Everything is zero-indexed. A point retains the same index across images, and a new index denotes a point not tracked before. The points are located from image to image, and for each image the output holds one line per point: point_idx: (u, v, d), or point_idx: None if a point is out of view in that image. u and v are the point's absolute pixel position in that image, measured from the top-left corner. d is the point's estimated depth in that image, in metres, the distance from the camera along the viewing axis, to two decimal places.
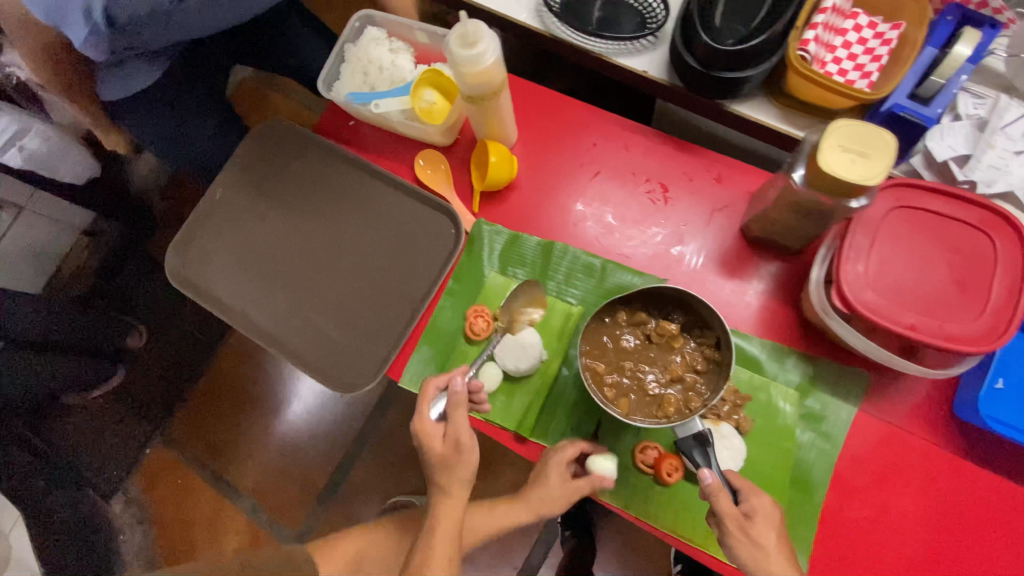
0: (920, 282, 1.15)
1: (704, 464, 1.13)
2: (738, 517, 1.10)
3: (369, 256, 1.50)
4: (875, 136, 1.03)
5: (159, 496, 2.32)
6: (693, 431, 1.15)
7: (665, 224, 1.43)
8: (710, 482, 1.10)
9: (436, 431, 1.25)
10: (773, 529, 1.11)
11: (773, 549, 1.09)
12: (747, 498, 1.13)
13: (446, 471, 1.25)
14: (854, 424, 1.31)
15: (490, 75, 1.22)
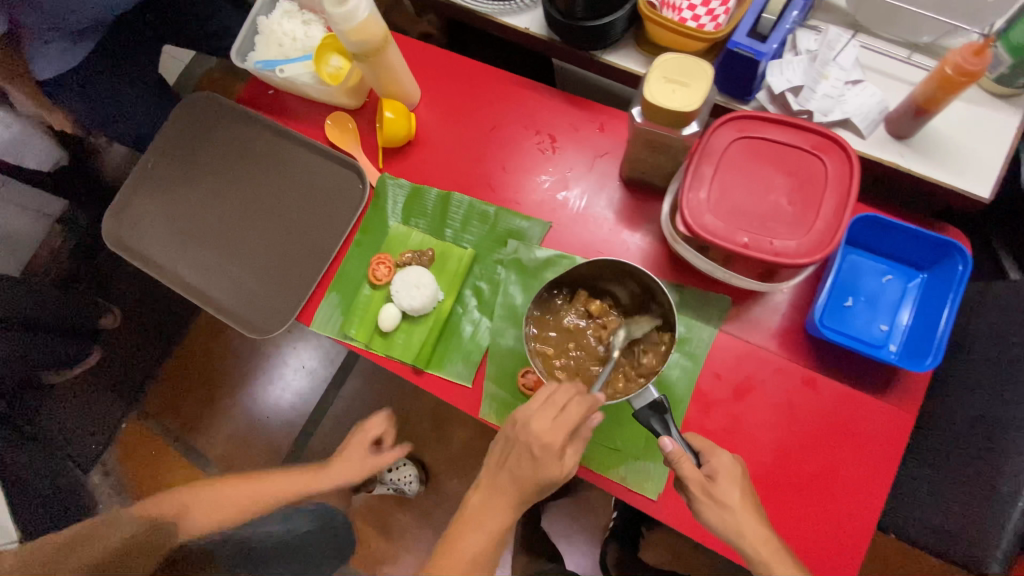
0: (754, 203, 0.72)
1: (665, 433, 0.69)
2: (701, 481, 0.68)
3: (251, 216, 1.00)
4: (694, 68, 0.67)
5: (137, 472, 1.74)
6: (648, 402, 0.70)
7: (553, 171, 0.93)
8: (670, 449, 0.67)
9: (568, 426, 0.68)
10: (740, 488, 0.69)
11: (750, 521, 0.68)
12: (709, 459, 0.70)
13: (528, 466, 0.71)
14: (711, 359, 0.80)
15: (371, 33, 0.81)
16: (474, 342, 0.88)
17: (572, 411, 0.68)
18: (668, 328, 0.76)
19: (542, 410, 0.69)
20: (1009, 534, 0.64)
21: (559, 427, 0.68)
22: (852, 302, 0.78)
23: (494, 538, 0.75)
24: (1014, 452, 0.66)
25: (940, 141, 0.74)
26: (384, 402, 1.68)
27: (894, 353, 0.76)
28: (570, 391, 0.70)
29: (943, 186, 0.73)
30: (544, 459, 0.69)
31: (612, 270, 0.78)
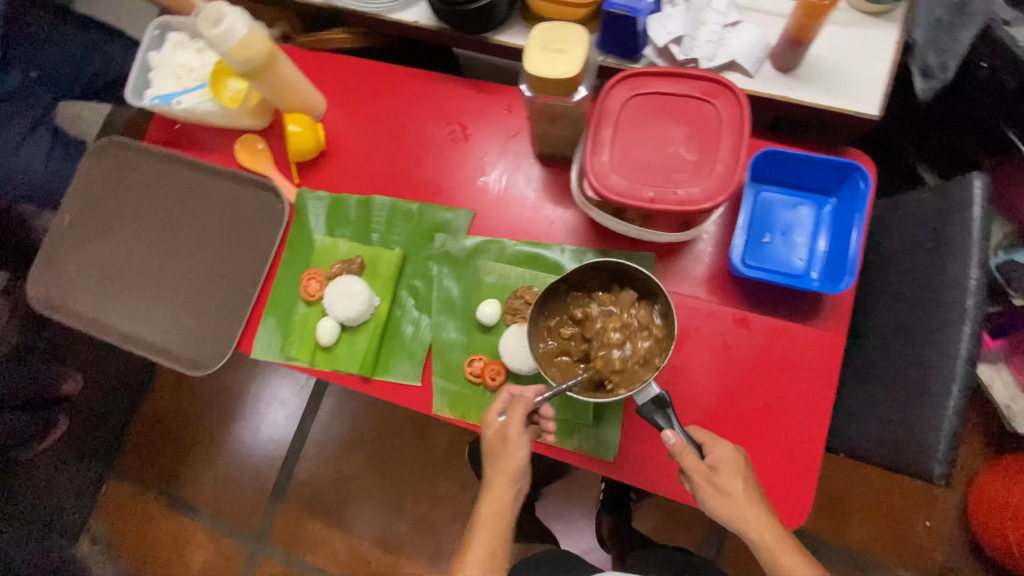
0: (658, 158, 0.73)
1: (665, 424, 0.71)
2: (704, 472, 0.68)
3: (179, 255, 0.99)
4: (569, 36, 0.68)
5: (124, 532, 1.69)
6: (651, 396, 0.71)
7: (468, 158, 0.93)
8: (673, 442, 0.68)
9: (517, 441, 0.75)
10: (741, 477, 0.69)
11: (752, 507, 0.68)
12: (711, 450, 0.70)
13: (496, 450, 0.76)
14: None
15: (257, 51, 0.80)
16: (417, 341, 0.87)
17: (515, 426, 0.75)
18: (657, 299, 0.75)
19: (497, 440, 0.76)
20: (946, 436, 0.63)
21: (514, 444, 0.75)
22: (771, 239, 0.80)
23: (492, 558, 0.74)
24: (939, 355, 0.66)
25: (824, 69, 0.76)
26: (361, 418, 1.64)
27: (816, 279, 0.77)
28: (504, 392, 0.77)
29: (832, 112, 0.75)
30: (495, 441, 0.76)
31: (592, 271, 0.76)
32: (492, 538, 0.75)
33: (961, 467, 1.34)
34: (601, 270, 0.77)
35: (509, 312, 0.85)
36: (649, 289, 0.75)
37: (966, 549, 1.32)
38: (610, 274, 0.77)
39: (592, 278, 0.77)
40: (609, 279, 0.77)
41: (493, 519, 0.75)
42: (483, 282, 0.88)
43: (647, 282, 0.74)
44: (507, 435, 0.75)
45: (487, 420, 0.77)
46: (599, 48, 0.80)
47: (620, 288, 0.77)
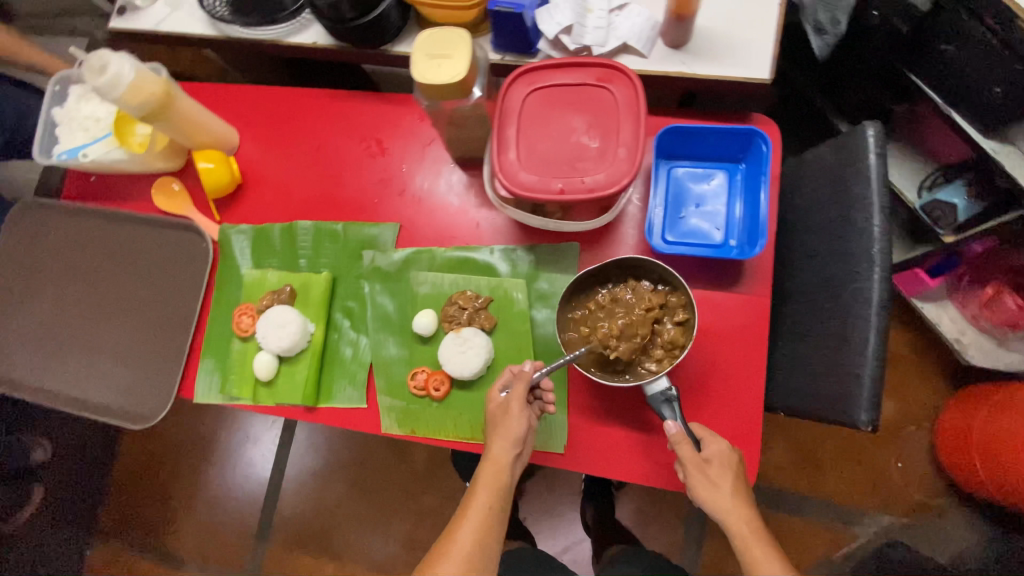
0: (564, 148, 0.74)
1: (670, 415, 0.72)
2: (698, 462, 0.70)
3: (107, 308, 0.96)
4: (453, 39, 0.67)
5: None
6: (661, 389, 0.72)
7: (388, 171, 0.92)
8: (672, 431, 0.70)
9: (518, 412, 0.75)
10: (731, 474, 0.70)
11: (736, 500, 0.70)
12: (707, 444, 0.71)
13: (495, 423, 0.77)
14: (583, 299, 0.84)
15: (150, 92, 0.79)
16: (357, 362, 0.86)
17: (518, 400, 0.75)
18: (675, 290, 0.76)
19: (500, 411, 0.77)
20: (869, 381, 0.64)
21: (517, 414, 0.75)
22: (686, 213, 0.81)
23: (490, 517, 0.76)
24: (855, 303, 0.67)
25: (712, 40, 0.77)
26: (336, 444, 1.63)
27: (735, 246, 0.78)
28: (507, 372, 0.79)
29: (726, 81, 0.76)
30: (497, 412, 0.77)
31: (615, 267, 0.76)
32: (490, 499, 0.76)
33: (925, 406, 1.36)
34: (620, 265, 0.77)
35: (446, 319, 0.83)
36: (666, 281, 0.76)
37: (941, 486, 1.33)
38: (628, 268, 0.77)
39: (614, 271, 0.77)
40: (631, 274, 0.77)
41: (492, 483, 0.76)
42: (416, 293, 0.86)
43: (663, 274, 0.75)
44: (510, 406, 0.76)
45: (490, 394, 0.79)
46: (495, 47, 0.81)
47: (642, 279, 0.77)
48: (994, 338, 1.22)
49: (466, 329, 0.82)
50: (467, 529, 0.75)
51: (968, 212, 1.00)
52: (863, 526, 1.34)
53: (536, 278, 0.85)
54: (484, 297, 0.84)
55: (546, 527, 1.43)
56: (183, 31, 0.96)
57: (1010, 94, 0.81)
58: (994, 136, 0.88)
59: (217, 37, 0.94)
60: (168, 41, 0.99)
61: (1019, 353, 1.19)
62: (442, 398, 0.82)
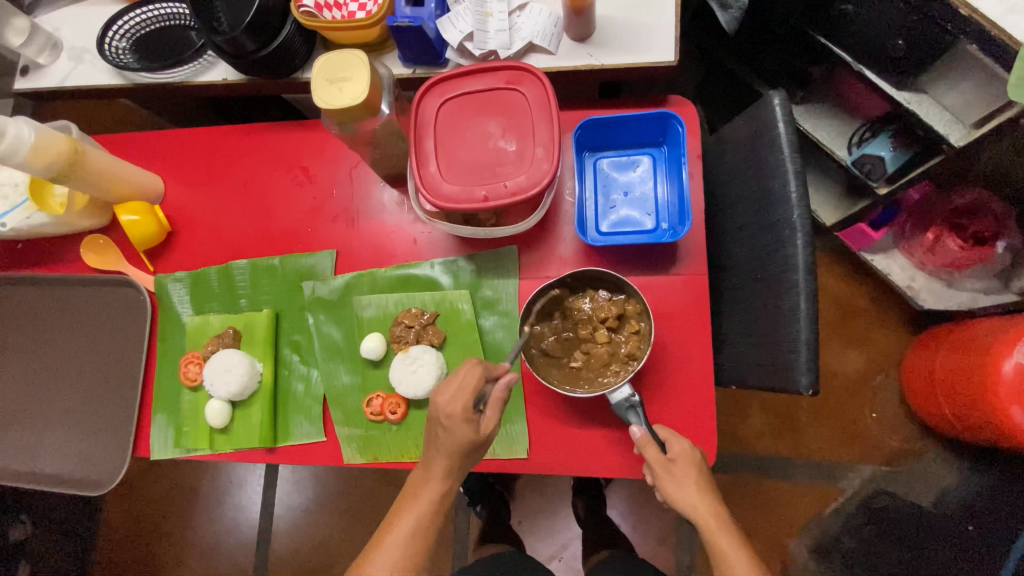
0: (484, 156, 0.74)
1: (635, 421, 0.72)
2: (662, 463, 0.70)
3: (50, 376, 0.93)
4: (350, 61, 0.67)
5: None
6: (624, 395, 0.72)
7: (317, 199, 0.91)
8: (637, 435, 0.70)
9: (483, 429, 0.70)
10: (697, 472, 0.71)
11: (704, 496, 0.70)
12: (672, 445, 0.71)
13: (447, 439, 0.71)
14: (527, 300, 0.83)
15: (53, 151, 0.77)
16: (311, 396, 0.85)
17: (491, 412, 0.70)
18: (632, 298, 0.77)
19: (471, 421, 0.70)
20: (806, 346, 0.65)
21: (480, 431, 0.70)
22: (617, 203, 0.81)
23: (433, 510, 0.73)
24: (784, 270, 0.68)
25: (615, 29, 0.77)
26: (322, 476, 1.61)
27: (667, 228, 0.78)
28: (478, 373, 0.70)
29: (634, 67, 0.77)
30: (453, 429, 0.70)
31: (577, 279, 0.77)
32: (437, 493, 0.73)
33: (890, 355, 1.39)
34: (579, 278, 0.77)
35: (394, 340, 0.82)
36: (626, 291, 0.77)
37: (916, 430, 1.36)
38: (588, 280, 0.77)
39: (572, 282, 0.78)
40: (588, 285, 0.78)
41: (440, 478, 0.73)
42: (360, 318, 0.84)
43: (623, 286, 0.76)
44: (484, 419, 0.70)
45: (446, 403, 0.70)
46: (404, 62, 0.80)
47: (599, 290, 0.78)
48: (943, 279, 1.25)
49: (414, 348, 0.81)
50: (410, 518, 0.74)
51: (897, 162, 1.03)
52: (847, 479, 1.37)
53: (479, 287, 0.84)
54: (430, 312, 0.83)
55: (541, 528, 1.43)
56: (88, 84, 0.93)
57: (912, 44, 0.83)
58: (905, 87, 0.91)
59: (124, 85, 0.92)
60: (76, 96, 0.97)
61: (968, 290, 1.22)
62: (401, 419, 0.81)
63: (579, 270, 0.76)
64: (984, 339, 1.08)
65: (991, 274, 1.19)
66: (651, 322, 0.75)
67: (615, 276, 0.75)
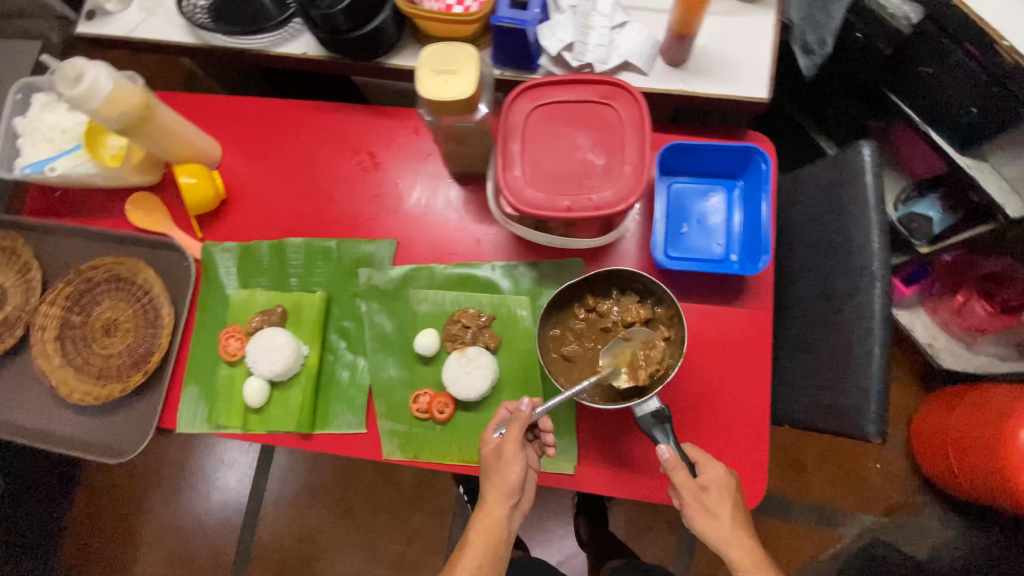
0: (571, 166, 0.73)
1: (662, 439, 0.69)
2: (694, 489, 0.69)
3: (70, 332, 0.88)
4: (458, 54, 0.66)
5: None
6: (650, 410, 0.69)
7: (382, 187, 0.89)
8: (666, 457, 0.68)
9: (511, 456, 0.72)
10: (729, 500, 0.70)
11: (736, 530, 0.70)
12: (704, 470, 0.71)
13: (490, 467, 0.74)
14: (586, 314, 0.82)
15: (129, 105, 0.74)
16: (355, 386, 0.83)
17: (512, 442, 0.72)
18: (658, 301, 0.76)
19: (495, 456, 0.74)
20: (875, 392, 0.66)
21: (512, 460, 0.73)
22: (688, 229, 0.81)
23: (488, 557, 0.73)
24: (858, 316, 0.69)
25: (711, 59, 0.78)
26: (319, 466, 1.57)
27: (736, 261, 0.79)
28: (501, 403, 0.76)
29: (726, 99, 0.77)
30: (491, 461, 0.74)
31: (603, 279, 0.76)
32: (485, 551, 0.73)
33: (899, 408, 1.41)
34: (605, 280, 0.77)
35: (449, 339, 0.81)
36: (651, 291, 0.75)
37: (917, 484, 1.38)
38: (614, 280, 0.76)
39: (600, 284, 0.77)
40: (616, 287, 0.77)
41: (490, 527, 0.74)
42: (415, 313, 0.83)
43: (651, 287, 0.74)
44: (505, 452, 0.73)
45: (484, 438, 0.76)
46: (495, 63, 0.80)
47: (627, 291, 0.77)
48: (963, 341, 1.28)
49: (470, 348, 0.80)
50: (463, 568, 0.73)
51: (943, 224, 1.05)
52: (847, 526, 1.38)
53: (539, 295, 0.83)
54: (487, 315, 0.82)
55: (539, 543, 1.42)
56: (159, 38, 0.91)
57: (985, 114, 0.86)
58: (967, 153, 0.94)
59: (198, 45, 0.90)
60: (142, 48, 0.94)
61: (986, 355, 1.25)
62: (449, 418, 0.80)
63: (599, 271, 0.75)
64: (1001, 405, 1.10)
65: (1010, 343, 1.22)
66: (680, 327, 0.73)
67: (639, 274, 0.73)
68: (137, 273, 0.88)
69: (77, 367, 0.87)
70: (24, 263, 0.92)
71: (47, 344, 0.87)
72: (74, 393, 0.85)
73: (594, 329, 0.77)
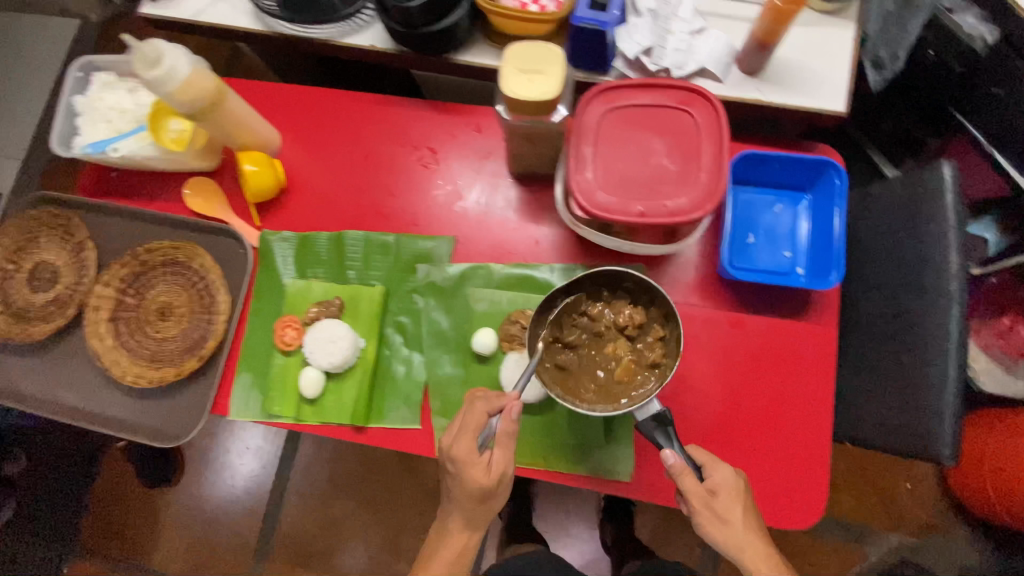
0: (643, 170, 0.72)
1: (666, 444, 0.67)
2: (703, 494, 0.67)
3: (124, 314, 0.88)
4: (545, 54, 0.65)
5: None
6: (652, 413, 0.67)
7: (443, 183, 0.89)
8: (673, 462, 0.66)
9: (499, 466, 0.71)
10: (739, 502, 0.68)
11: (749, 535, 0.68)
12: (712, 473, 0.69)
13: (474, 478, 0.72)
14: None
15: (204, 90, 0.74)
16: (411, 381, 0.83)
17: (501, 449, 0.71)
18: (649, 299, 0.73)
19: (482, 467, 0.71)
20: (949, 413, 0.66)
21: (501, 468, 0.71)
22: (755, 240, 0.80)
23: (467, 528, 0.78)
24: (932, 338, 0.68)
25: (789, 70, 0.77)
26: (344, 457, 1.57)
27: (802, 275, 0.78)
28: (480, 411, 0.71)
29: (802, 111, 0.76)
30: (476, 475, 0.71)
31: (593, 278, 0.73)
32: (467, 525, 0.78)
33: None
34: (595, 278, 0.73)
35: (507, 338, 0.81)
36: (642, 289, 0.72)
37: (945, 505, 1.38)
38: (604, 277, 0.73)
39: (590, 284, 0.74)
40: (606, 286, 0.74)
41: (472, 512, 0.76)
42: (474, 311, 0.83)
43: (643, 285, 0.71)
44: (492, 461, 0.71)
45: (464, 454, 0.71)
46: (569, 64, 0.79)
47: (617, 291, 0.74)
48: None
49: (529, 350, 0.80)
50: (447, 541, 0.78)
51: (998, 246, 1.04)
52: (874, 544, 1.38)
53: None
54: None
55: (563, 545, 1.41)
56: (224, 24, 0.91)
57: None
58: None
59: (264, 32, 0.90)
60: (206, 32, 0.94)
61: None
62: None
63: (590, 270, 0.72)
64: None
65: None
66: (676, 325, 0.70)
67: (633, 274, 0.71)
68: (194, 258, 0.88)
69: (130, 349, 0.86)
70: (79, 242, 0.91)
71: (101, 325, 0.86)
72: (127, 374, 0.84)
73: (586, 333, 0.74)
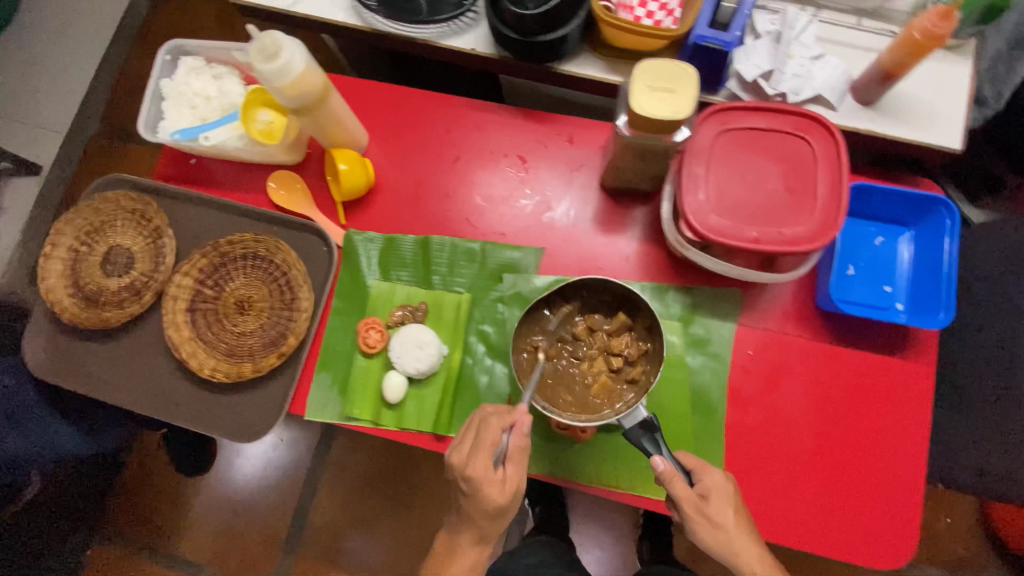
0: (758, 195, 0.71)
1: (654, 451, 0.67)
2: (695, 500, 0.66)
3: (201, 305, 0.85)
4: (677, 73, 0.64)
5: None
6: (639, 420, 0.67)
7: (532, 193, 0.88)
8: (662, 468, 0.65)
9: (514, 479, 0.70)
10: (730, 504, 0.67)
11: (740, 536, 0.67)
12: (703, 478, 0.68)
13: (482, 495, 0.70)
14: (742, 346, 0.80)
15: (314, 86, 0.73)
16: (493, 393, 0.82)
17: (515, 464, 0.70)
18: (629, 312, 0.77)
19: (496, 483, 0.69)
20: None
21: (513, 482, 0.70)
22: (854, 272, 0.80)
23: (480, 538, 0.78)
24: None
25: (905, 102, 0.76)
26: (378, 455, 1.55)
27: (901, 310, 0.78)
28: (496, 426, 0.69)
29: (916, 145, 0.75)
30: (492, 492, 0.69)
31: (574, 290, 0.76)
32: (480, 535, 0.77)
33: None
34: (576, 292, 0.77)
35: None
36: (621, 301, 0.77)
37: (986, 544, 1.37)
38: (587, 290, 0.77)
39: (569, 296, 0.77)
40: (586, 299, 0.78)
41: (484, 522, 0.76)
42: None
43: (622, 295, 0.75)
44: (506, 475, 0.70)
45: (478, 471, 0.68)
46: None
47: (597, 304, 0.78)
48: None
49: None
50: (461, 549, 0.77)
51: None
52: None
53: (691, 322, 0.80)
54: None
55: (598, 559, 1.40)
56: (319, 17, 0.89)
57: None
58: None
59: (361, 27, 0.88)
60: (297, 23, 0.92)
61: None
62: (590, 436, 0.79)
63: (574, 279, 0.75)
64: None
65: None
66: (657, 341, 0.74)
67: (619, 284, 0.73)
68: (276, 252, 0.86)
69: (207, 342, 0.84)
70: (156, 228, 0.89)
71: (178, 315, 0.84)
72: (204, 367, 0.83)
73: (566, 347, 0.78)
